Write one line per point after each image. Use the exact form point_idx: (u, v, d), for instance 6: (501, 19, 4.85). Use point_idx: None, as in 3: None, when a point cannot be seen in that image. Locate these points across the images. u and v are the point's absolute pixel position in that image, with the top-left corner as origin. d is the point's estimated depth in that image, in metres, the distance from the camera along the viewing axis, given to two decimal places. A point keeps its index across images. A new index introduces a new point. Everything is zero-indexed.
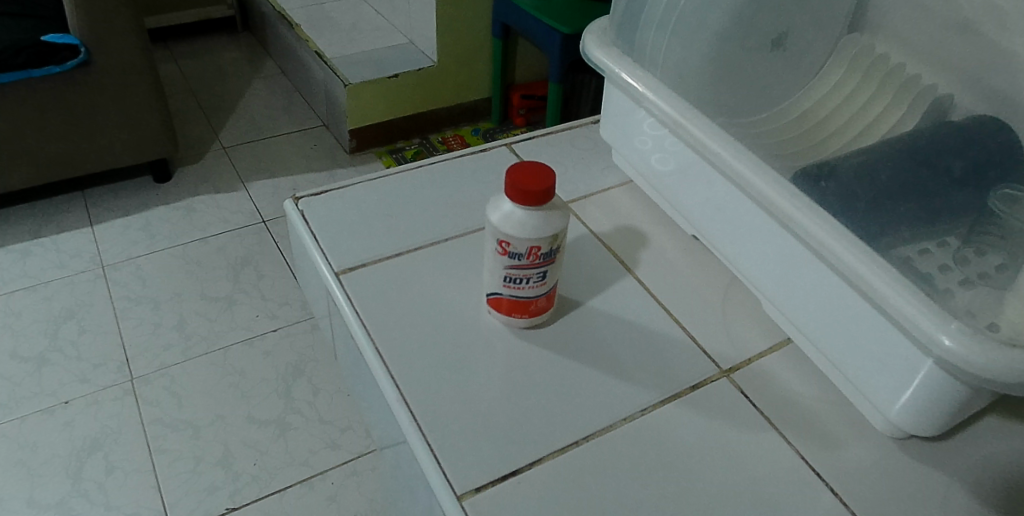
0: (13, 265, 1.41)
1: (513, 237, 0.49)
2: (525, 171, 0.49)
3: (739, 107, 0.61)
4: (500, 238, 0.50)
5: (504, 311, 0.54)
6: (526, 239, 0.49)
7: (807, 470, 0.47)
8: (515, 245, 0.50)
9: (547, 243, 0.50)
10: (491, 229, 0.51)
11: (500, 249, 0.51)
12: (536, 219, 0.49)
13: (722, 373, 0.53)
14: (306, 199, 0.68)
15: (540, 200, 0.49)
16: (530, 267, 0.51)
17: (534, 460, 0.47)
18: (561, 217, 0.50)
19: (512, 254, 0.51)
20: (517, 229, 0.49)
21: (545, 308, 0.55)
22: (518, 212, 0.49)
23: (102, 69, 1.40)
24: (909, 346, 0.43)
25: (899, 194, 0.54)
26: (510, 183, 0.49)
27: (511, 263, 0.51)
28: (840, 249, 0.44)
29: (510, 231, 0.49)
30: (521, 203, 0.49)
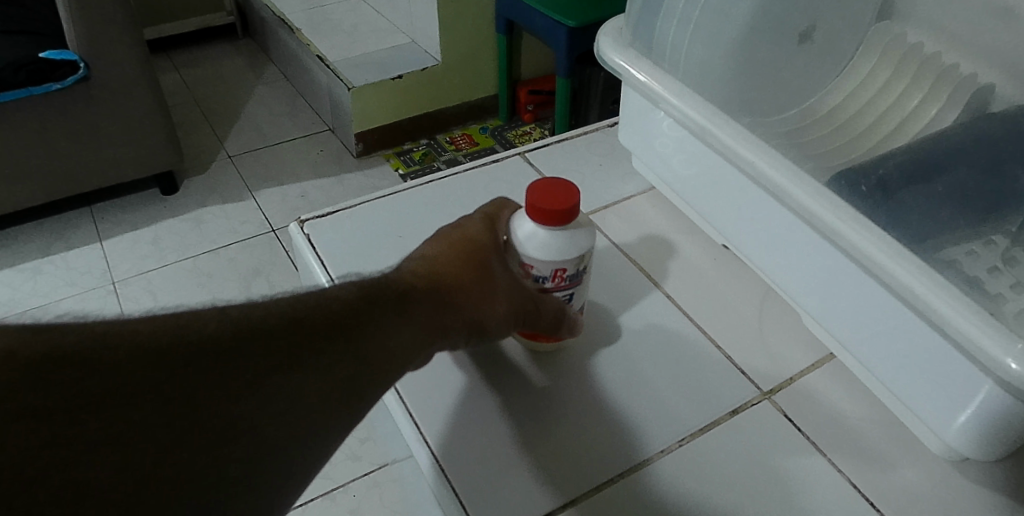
0: (23, 284, 1.41)
1: (536, 261, 0.47)
2: (549, 185, 0.47)
3: (766, 107, 0.59)
4: (522, 263, 0.48)
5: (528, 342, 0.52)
6: (558, 261, 0.47)
7: (861, 500, 0.44)
8: (539, 269, 0.48)
9: (575, 262, 0.48)
10: (511, 252, 0.49)
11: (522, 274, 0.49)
12: (566, 237, 0.47)
13: (763, 395, 0.50)
14: (311, 222, 0.65)
15: (563, 219, 0.46)
16: (555, 291, 0.49)
17: (567, 502, 0.45)
18: (587, 235, 0.48)
19: (535, 278, 0.48)
20: (540, 254, 0.47)
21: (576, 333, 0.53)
22: (542, 234, 0.47)
23: (102, 83, 1.38)
24: (971, 367, 0.39)
25: (946, 195, 0.50)
26: (530, 206, 0.46)
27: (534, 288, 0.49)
28: (892, 265, 0.40)
29: (534, 255, 0.47)
30: (543, 223, 0.46)
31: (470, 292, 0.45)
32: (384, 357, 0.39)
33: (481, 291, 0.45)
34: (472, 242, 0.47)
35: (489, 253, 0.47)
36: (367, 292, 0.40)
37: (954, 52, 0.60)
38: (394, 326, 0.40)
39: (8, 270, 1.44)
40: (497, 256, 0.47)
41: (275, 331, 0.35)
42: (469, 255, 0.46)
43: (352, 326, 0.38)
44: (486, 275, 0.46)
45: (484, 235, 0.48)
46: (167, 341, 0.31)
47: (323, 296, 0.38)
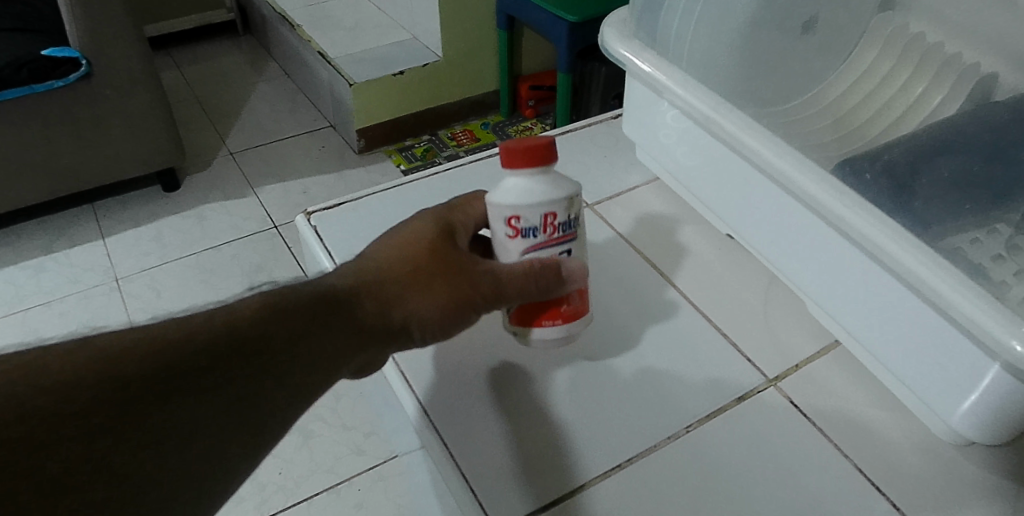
0: (27, 281, 1.41)
1: (523, 207, 0.47)
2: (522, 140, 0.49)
3: (771, 97, 0.59)
4: (508, 216, 0.47)
5: (532, 324, 0.50)
6: (544, 200, 0.47)
7: (866, 484, 0.45)
8: (527, 217, 0.47)
9: (563, 206, 0.48)
10: (495, 215, 0.48)
11: (510, 229, 0.48)
12: (547, 179, 0.48)
13: (768, 381, 0.50)
14: (318, 214, 0.65)
15: (541, 158, 0.47)
16: (549, 243, 0.48)
17: (576, 487, 0.45)
18: (568, 181, 0.48)
19: (526, 231, 0.48)
20: (524, 196, 0.47)
21: (581, 309, 0.51)
22: (521, 177, 0.48)
23: (105, 81, 1.38)
24: (977, 351, 0.40)
25: (950, 183, 0.51)
26: (504, 151, 0.47)
27: (527, 244, 0.48)
28: (897, 251, 0.40)
29: (518, 201, 0.47)
30: (522, 167, 0.47)
31: (398, 288, 0.46)
32: (303, 370, 0.42)
33: (409, 287, 0.46)
34: (407, 242, 0.48)
35: (422, 249, 0.48)
36: (283, 300, 0.43)
37: (957, 41, 0.60)
38: (308, 332, 0.43)
39: (11, 268, 1.44)
40: (432, 249, 0.48)
41: (180, 342, 0.38)
42: (399, 255, 0.48)
43: (260, 335, 0.41)
44: (416, 269, 0.47)
45: (420, 233, 0.49)
46: (78, 360, 0.36)
47: (236, 307, 0.42)
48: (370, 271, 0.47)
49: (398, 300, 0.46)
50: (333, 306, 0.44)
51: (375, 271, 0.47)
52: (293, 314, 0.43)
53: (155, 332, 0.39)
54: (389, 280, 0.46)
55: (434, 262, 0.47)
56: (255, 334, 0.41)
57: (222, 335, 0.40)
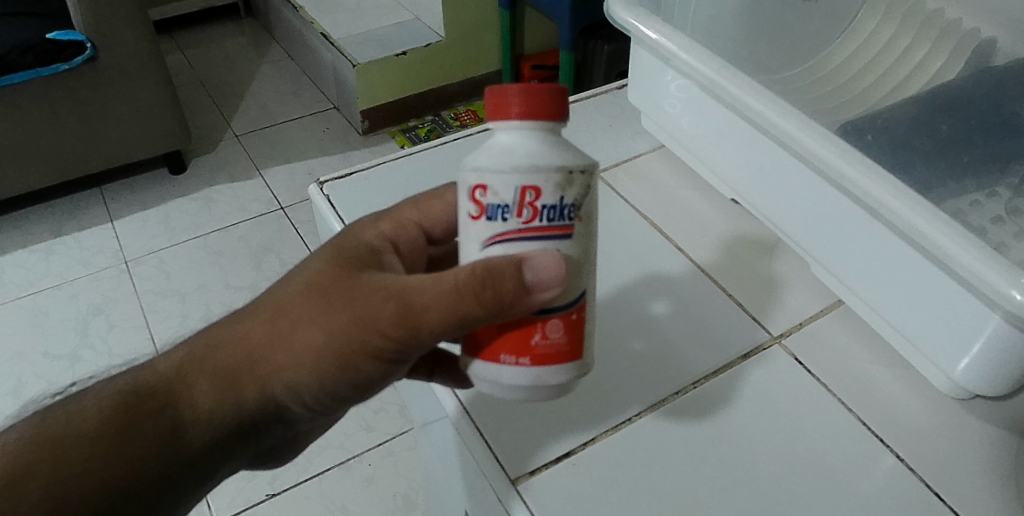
0: (37, 264, 1.43)
1: (492, 174, 0.38)
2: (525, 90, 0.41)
3: (774, 64, 0.60)
4: (475, 185, 0.39)
5: (488, 357, 0.40)
6: (525, 167, 0.37)
7: (868, 434, 0.47)
8: (496, 189, 0.38)
9: (553, 181, 0.38)
10: (465, 182, 0.40)
11: (476, 206, 0.39)
12: (536, 140, 0.39)
13: (773, 339, 0.52)
14: (330, 184, 0.67)
15: (533, 111, 0.39)
16: (522, 232, 0.38)
17: (588, 440, 0.47)
18: (570, 155, 0.39)
19: (494, 209, 0.38)
20: (498, 157, 0.38)
21: (570, 349, 0.40)
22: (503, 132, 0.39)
23: (109, 64, 1.39)
24: (975, 304, 0.41)
25: (952, 143, 0.52)
26: (492, 98, 0.40)
27: (493, 227, 0.39)
28: (899, 206, 0.41)
29: (489, 164, 0.38)
30: (509, 119, 0.39)
31: (268, 342, 0.41)
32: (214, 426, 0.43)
33: (279, 340, 0.41)
34: (291, 277, 0.43)
35: (299, 287, 0.42)
36: (169, 365, 0.43)
37: (957, 7, 0.61)
38: (185, 403, 0.42)
39: (21, 251, 1.46)
40: (312, 285, 0.41)
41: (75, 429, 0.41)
42: (279, 296, 0.42)
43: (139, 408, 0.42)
44: (289, 317, 0.41)
45: (308, 264, 0.43)
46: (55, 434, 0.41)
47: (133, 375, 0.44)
48: (246, 320, 0.43)
49: (269, 357, 0.41)
50: (202, 377, 0.42)
51: (250, 321, 0.42)
52: (168, 384, 0.43)
53: (63, 406, 0.43)
54: (260, 334, 0.42)
55: (307, 306, 0.41)
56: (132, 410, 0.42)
57: (103, 416, 0.42)
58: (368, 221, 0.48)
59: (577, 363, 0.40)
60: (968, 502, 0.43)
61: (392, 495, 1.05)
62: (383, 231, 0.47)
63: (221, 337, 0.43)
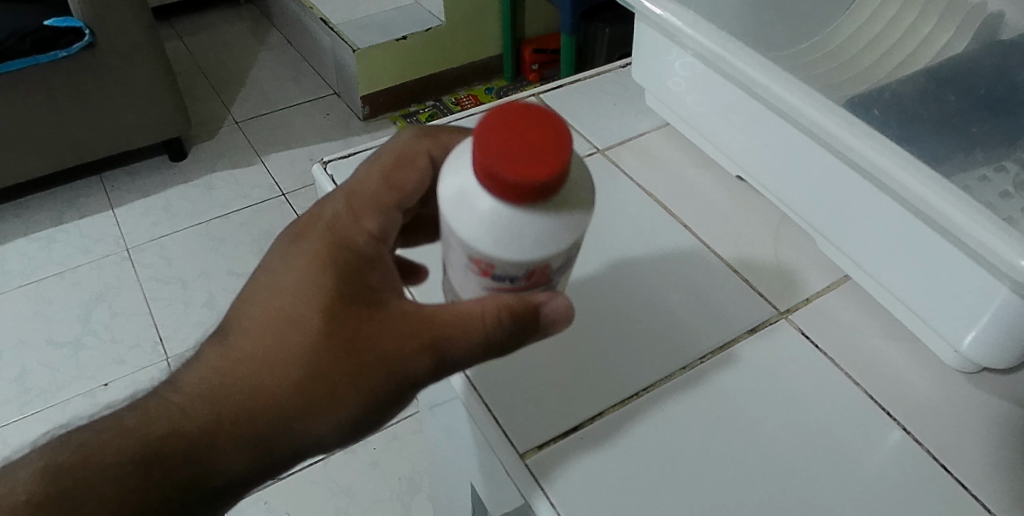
0: (39, 252, 1.43)
1: (498, 259, 0.35)
2: (511, 136, 0.34)
3: (780, 41, 0.59)
4: (477, 258, 0.36)
5: None
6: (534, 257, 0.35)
7: (875, 408, 0.47)
8: (503, 268, 0.36)
9: (562, 254, 0.36)
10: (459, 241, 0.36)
11: (478, 269, 0.37)
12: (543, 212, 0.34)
13: (780, 314, 0.52)
14: (334, 163, 0.66)
15: (542, 193, 0.34)
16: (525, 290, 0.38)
17: (595, 415, 0.47)
18: (577, 215, 0.36)
19: (497, 276, 0.37)
20: (507, 242, 0.35)
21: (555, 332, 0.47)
22: (497, 214, 0.34)
23: (107, 50, 1.38)
24: (982, 277, 0.41)
25: (963, 117, 0.51)
26: (491, 170, 0.33)
27: (495, 285, 0.38)
28: (907, 178, 0.41)
29: (495, 252, 0.35)
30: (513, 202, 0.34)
31: (303, 408, 0.39)
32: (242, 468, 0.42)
33: (310, 402, 0.39)
34: (294, 320, 0.40)
35: (317, 340, 0.39)
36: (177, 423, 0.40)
37: None
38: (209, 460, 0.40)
39: (22, 239, 1.45)
40: (338, 340, 0.39)
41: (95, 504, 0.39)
42: (289, 346, 0.39)
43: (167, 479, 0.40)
44: (323, 382, 0.39)
45: (312, 304, 0.40)
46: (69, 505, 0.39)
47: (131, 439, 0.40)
48: (257, 376, 0.40)
49: (301, 423, 0.39)
50: (223, 442, 0.40)
51: (262, 376, 0.39)
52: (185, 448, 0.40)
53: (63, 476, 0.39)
54: (283, 398, 0.39)
55: (336, 364, 0.39)
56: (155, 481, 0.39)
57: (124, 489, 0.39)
58: (345, 217, 0.43)
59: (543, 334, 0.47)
60: (976, 475, 0.43)
61: (397, 479, 1.07)
62: (369, 232, 0.43)
63: (230, 393, 0.40)
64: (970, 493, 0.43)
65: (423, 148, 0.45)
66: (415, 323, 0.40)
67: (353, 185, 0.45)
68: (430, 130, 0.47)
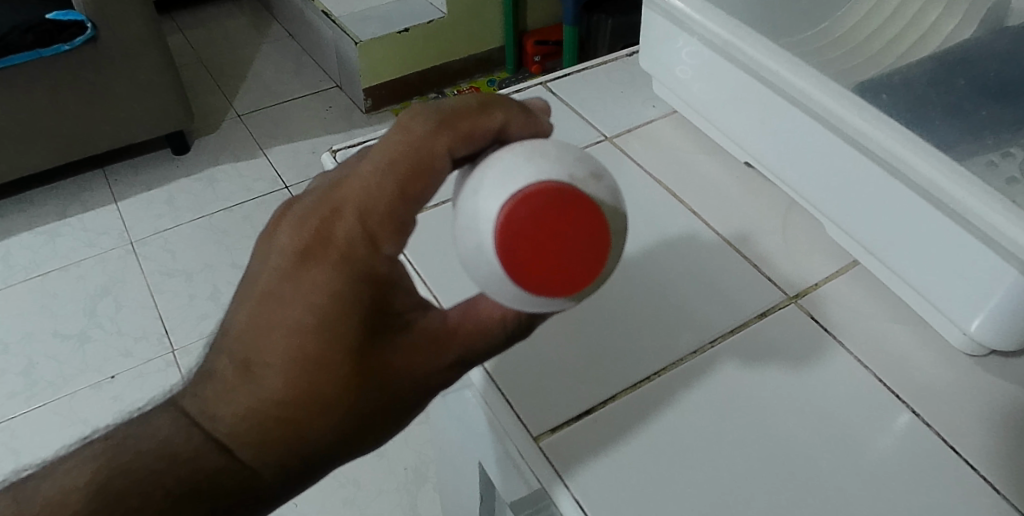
0: (43, 246, 1.43)
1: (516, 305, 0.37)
2: (534, 234, 0.34)
3: (787, 27, 0.59)
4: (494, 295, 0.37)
5: None
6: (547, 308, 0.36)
7: (884, 390, 0.47)
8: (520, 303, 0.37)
9: None
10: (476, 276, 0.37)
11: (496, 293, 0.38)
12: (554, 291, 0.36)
13: (789, 299, 0.53)
14: (343, 152, 0.67)
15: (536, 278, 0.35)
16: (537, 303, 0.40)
17: (607, 398, 0.48)
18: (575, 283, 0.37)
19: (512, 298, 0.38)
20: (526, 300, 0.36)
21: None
22: (508, 290, 0.35)
23: (109, 44, 1.38)
24: (984, 260, 0.41)
25: (971, 103, 0.51)
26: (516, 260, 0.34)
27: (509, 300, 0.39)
28: (918, 161, 0.42)
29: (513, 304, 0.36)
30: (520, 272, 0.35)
31: (336, 440, 0.39)
32: None
33: (347, 430, 0.39)
34: (323, 367, 0.37)
35: (352, 385, 0.37)
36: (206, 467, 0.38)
37: None
38: None
39: (27, 233, 1.46)
40: (370, 379, 0.38)
41: None
42: (320, 393, 0.37)
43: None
44: (355, 416, 0.38)
45: (341, 347, 0.37)
46: None
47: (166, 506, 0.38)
48: (290, 418, 0.38)
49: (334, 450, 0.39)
50: (262, 479, 0.39)
51: (296, 423, 0.38)
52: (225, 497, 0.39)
53: None
54: (315, 436, 0.38)
55: (373, 396, 0.38)
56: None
57: None
58: (362, 245, 0.37)
59: None
60: (984, 457, 0.44)
61: (402, 469, 1.09)
62: (389, 255, 0.38)
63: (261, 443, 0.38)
64: (978, 474, 0.43)
65: (443, 142, 0.38)
66: (437, 341, 0.40)
67: (355, 187, 0.38)
68: (444, 108, 0.39)
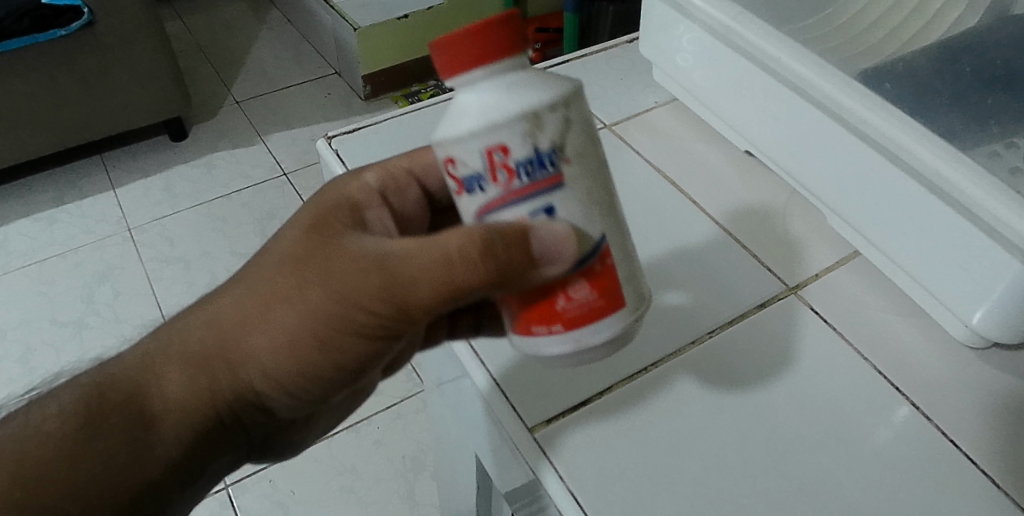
0: (40, 233, 1.42)
1: (455, 151, 0.36)
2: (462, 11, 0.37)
3: (788, 13, 0.58)
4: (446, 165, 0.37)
5: (524, 332, 0.40)
6: (483, 129, 0.34)
7: (884, 382, 0.47)
8: (464, 162, 0.36)
9: (519, 136, 0.34)
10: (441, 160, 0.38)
11: (455, 181, 0.37)
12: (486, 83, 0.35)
13: (789, 290, 0.52)
14: (339, 138, 0.66)
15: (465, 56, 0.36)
16: (512, 199, 0.36)
17: (604, 389, 0.47)
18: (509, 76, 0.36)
19: (469, 182, 0.36)
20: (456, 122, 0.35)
21: (610, 315, 0.38)
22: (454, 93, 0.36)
23: (107, 29, 1.37)
24: (989, 252, 0.40)
25: (976, 91, 0.50)
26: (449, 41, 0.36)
27: (478, 200, 0.37)
28: (921, 150, 0.42)
29: (449, 143, 0.36)
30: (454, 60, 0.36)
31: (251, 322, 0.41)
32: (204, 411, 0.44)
33: (260, 314, 0.41)
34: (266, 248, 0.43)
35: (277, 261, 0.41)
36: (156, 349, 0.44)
37: None
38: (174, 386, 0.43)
39: (24, 219, 1.45)
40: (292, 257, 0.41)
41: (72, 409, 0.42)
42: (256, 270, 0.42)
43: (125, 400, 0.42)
44: (272, 295, 0.41)
45: (283, 230, 0.43)
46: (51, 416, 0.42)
47: (112, 370, 0.44)
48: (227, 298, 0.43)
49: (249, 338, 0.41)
50: (191, 357, 0.42)
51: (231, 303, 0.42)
52: (153, 380, 0.43)
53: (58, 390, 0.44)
54: (238, 315, 0.42)
55: (289, 279, 0.40)
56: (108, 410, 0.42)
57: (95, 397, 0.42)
58: (347, 177, 0.48)
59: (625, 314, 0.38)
60: (984, 451, 0.43)
61: (400, 457, 1.09)
62: (365, 185, 0.47)
63: (201, 320, 0.43)
64: (980, 469, 0.43)
65: None
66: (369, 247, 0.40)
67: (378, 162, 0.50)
68: None
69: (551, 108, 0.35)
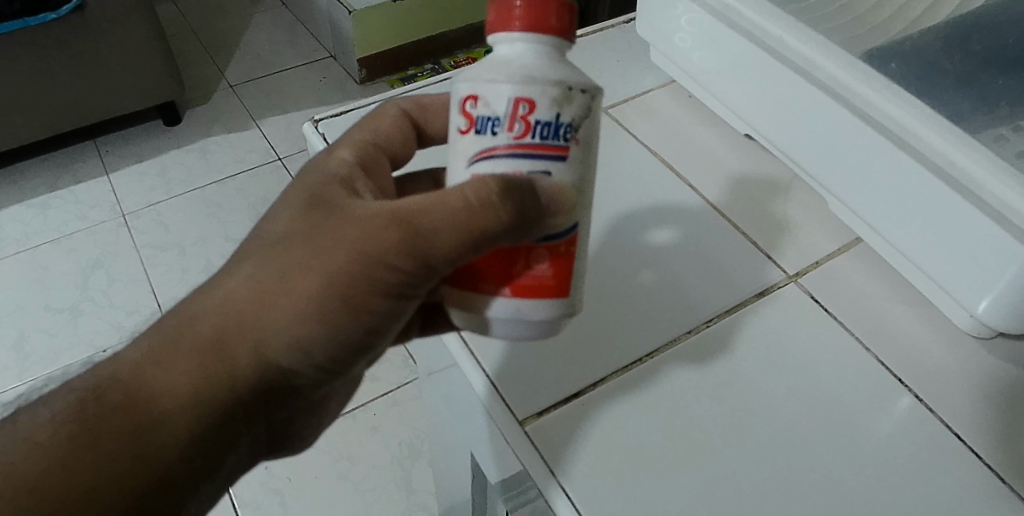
0: (33, 219, 1.41)
1: (481, 88, 0.37)
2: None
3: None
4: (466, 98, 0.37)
5: (507, 297, 0.38)
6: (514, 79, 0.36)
7: (888, 376, 0.46)
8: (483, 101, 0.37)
9: (541, 92, 0.36)
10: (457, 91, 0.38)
11: (464, 120, 0.38)
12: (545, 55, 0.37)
13: (789, 278, 0.51)
14: (325, 122, 0.64)
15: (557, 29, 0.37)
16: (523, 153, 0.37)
17: (597, 380, 0.46)
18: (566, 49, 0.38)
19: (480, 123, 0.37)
20: (498, 70, 0.37)
21: (550, 294, 0.39)
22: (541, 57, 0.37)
23: (99, 11, 1.34)
24: (997, 242, 0.39)
25: (987, 72, 0.49)
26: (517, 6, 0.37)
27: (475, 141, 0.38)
28: (929, 133, 0.42)
29: (480, 79, 0.37)
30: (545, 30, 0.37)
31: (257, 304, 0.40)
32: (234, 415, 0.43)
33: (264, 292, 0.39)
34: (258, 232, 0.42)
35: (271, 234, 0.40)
36: (138, 353, 0.41)
37: None
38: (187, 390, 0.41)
39: (17, 206, 1.43)
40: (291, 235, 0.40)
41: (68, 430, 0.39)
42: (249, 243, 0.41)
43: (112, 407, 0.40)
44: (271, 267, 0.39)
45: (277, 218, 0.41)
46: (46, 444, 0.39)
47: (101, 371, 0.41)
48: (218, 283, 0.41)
49: (261, 320, 0.40)
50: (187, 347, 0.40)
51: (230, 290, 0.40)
52: (163, 385, 0.40)
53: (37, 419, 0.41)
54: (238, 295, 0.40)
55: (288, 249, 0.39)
56: (119, 428, 0.39)
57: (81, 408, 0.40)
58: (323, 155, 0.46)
59: (563, 300, 0.39)
60: (989, 446, 0.42)
61: (396, 444, 1.08)
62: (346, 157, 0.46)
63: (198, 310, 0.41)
64: (984, 463, 0.41)
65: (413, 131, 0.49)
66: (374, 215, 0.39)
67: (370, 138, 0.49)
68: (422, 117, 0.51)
69: (583, 90, 0.37)
